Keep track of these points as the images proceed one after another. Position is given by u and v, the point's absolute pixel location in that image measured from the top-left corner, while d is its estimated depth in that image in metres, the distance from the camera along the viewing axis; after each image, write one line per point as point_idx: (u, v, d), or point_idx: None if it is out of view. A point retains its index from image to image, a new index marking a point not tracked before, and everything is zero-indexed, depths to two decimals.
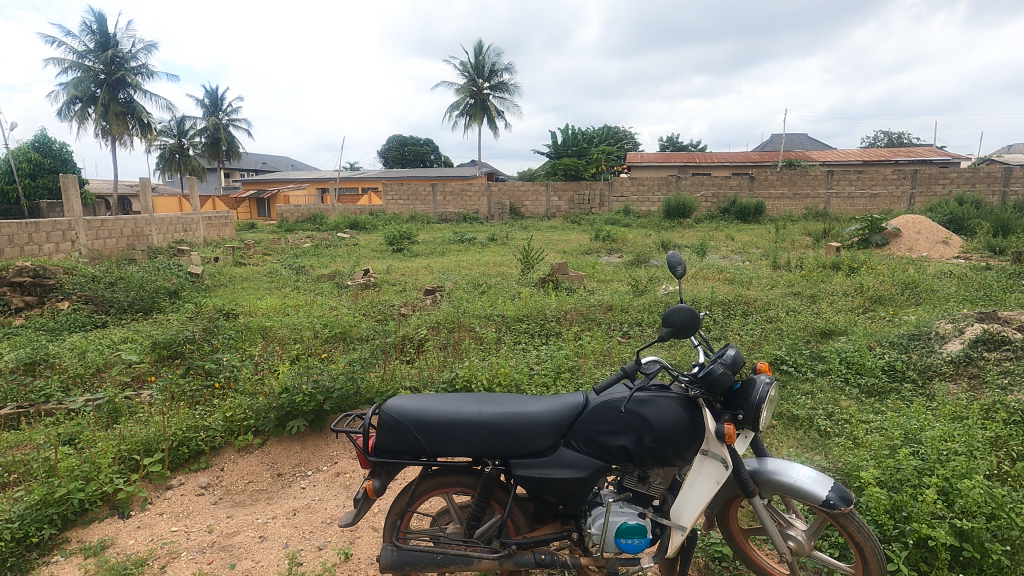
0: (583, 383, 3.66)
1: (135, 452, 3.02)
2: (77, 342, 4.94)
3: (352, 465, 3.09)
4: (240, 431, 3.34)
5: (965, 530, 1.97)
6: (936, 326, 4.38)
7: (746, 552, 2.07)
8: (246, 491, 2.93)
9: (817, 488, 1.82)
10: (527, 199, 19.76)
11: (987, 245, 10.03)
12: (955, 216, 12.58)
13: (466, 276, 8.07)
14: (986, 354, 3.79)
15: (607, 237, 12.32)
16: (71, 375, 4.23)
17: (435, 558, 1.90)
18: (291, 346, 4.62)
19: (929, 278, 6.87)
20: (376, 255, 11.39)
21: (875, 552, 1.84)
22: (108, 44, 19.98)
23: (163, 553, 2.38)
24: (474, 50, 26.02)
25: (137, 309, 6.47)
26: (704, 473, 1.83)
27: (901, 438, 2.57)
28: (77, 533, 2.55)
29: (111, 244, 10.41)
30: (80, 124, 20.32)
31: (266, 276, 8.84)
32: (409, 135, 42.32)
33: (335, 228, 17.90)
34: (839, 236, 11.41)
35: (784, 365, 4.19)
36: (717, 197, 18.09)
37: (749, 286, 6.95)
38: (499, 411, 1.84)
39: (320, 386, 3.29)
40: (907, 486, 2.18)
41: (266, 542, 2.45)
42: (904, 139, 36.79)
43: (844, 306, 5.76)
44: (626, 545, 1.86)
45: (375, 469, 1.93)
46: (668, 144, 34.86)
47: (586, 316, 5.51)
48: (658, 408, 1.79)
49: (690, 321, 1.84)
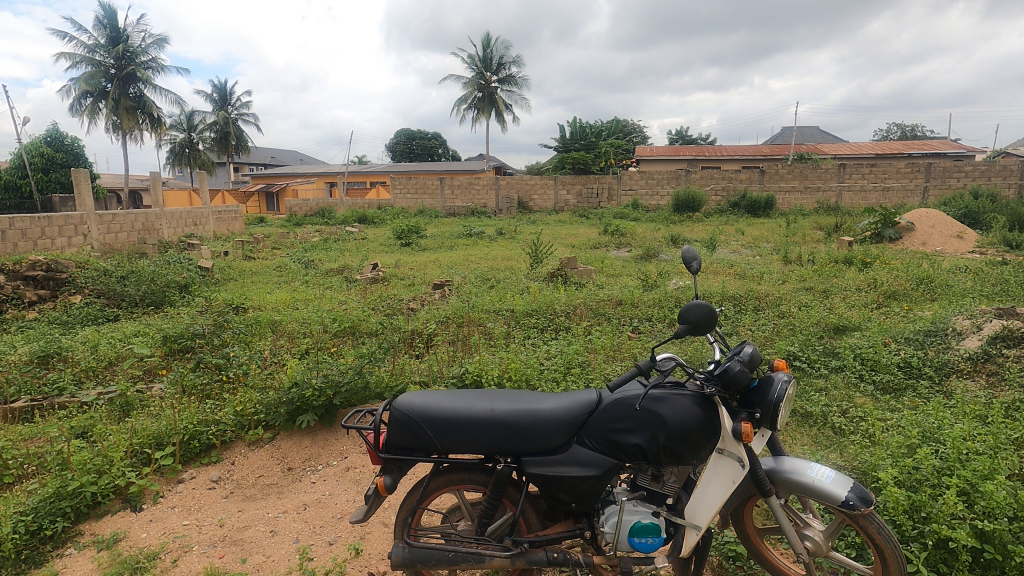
0: (593, 379, 3.63)
1: (146, 445, 3.05)
2: (90, 336, 4.98)
3: (362, 460, 3.08)
4: (250, 425, 3.35)
5: (987, 531, 1.93)
6: (954, 322, 4.31)
7: (760, 552, 2.04)
8: (256, 485, 2.93)
9: (836, 488, 1.79)
10: (535, 193, 19.67)
11: (1004, 240, 9.84)
12: (970, 211, 12.40)
13: (475, 270, 8.07)
14: (1005, 351, 3.71)
15: (616, 231, 12.22)
16: (83, 368, 4.26)
17: (446, 556, 1.88)
18: (300, 342, 4.63)
19: (944, 273, 6.76)
20: (385, 249, 11.41)
21: (896, 554, 1.79)
22: (118, 39, 20.01)
23: (175, 547, 2.38)
24: (481, 42, 25.83)
25: (148, 303, 6.52)
26: (719, 473, 1.81)
27: (920, 437, 2.53)
28: (90, 526, 2.56)
29: (122, 239, 10.50)
30: (91, 119, 20.44)
31: (275, 270, 8.90)
32: (417, 130, 42.40)
33: (344, 223, 17.90)
34: (851, 231, 11.25)
35: (797, 362, 4.13)
36: (726, 190, 17.95)
37: (760, 281, 6.89)
38: (511, 408, 1.82)
39: (329, 382, 3.30)
40: (927, 486, 2.14)
41: (277, 537, 2.45)
42: (917, 132, 36.36)
43: (858, 301, 5.68)
44: (640, 544, 1.83)
45: (385, 465, 1.91)
46: (677, 138, 34.68)
47: (595, 311, 5.46)
48: (672, 406, 1.76)
49: (707, 318, 1.80)
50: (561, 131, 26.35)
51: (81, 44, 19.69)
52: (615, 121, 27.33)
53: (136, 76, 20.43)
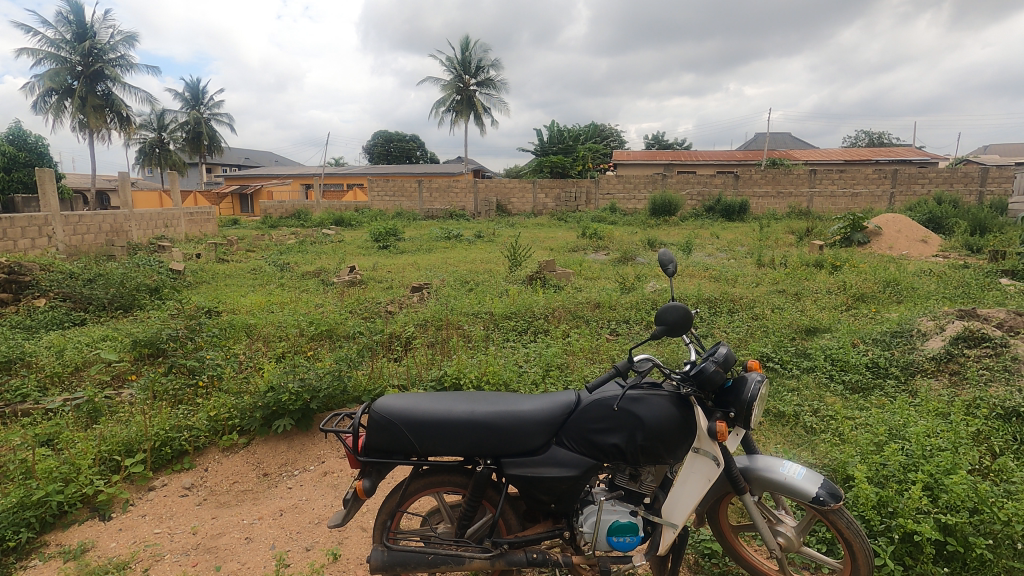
0: (572, 380, 3.68)
1: (116, 452, 2.96)
2: (54, 341, 4.82)
3: (340, 464, 3.05)
4: (224, 431, 3.30)
5: (949, 524, 2.01)
6: (918, 323, 4.46)
7: (735, 549, 2.09)
8: (231, 492, 2.88)
9: (807, 484, 1.83)
10: (514, 196, 19.74)
11: (965, 244, 10.20)
12: (934, 215, 12.83)
13: (454, 273, 8.06)
14: (967, 351, 3.84)
15: (594, 234, 12.35)
16: (48, 374, 4.13)
17: (425, 558, 1.88)
18: (276, 345, 4.56)
19: (909, 276, 6.98)
20: (363, 252, 11.31)
21: (863, 547, 1.85)
22: (85, 35, 19.43)
23: (146, 556, 2.33)
24: (460, 45, 25.86)
25: (117, 306, 6.35)
26: (695, 471, 1.84)
27: (886, 434, 2.63)
28: (56, 536, 2.48)
29: (89, 241, 10.21)
30: (56, 117, 19.79)
31: (249, 273, 8.75)
32: (395, 133, 42.17)
33: (320, 225, 17.74)
34: (822, 235, 11.58)
35: (770, 362, 4.23)
36: (702, 194, 18.25)
37: (735, 284, 7.03)
38: (491, 410, 1.83)
39: (307, 385, 3.25)
40: (893, 482, 2.21)
41: (253, 544, 2.41)
42: (884, 140, 37.52)
43: (828, 303, 5.85)
44: (618, 543, 1.85)
45: (364, 468, 1.90)
46: (653, 142, 35.19)
47: (573, 314, 5.52)
48: (650, 406, 1.79)
49: (682, 319, 1.83)
50: (539, 135, 26.49)
51: (45, 40, 19.06)
52: (593, 125, 27.59)
53: (103, 73, 19.88)
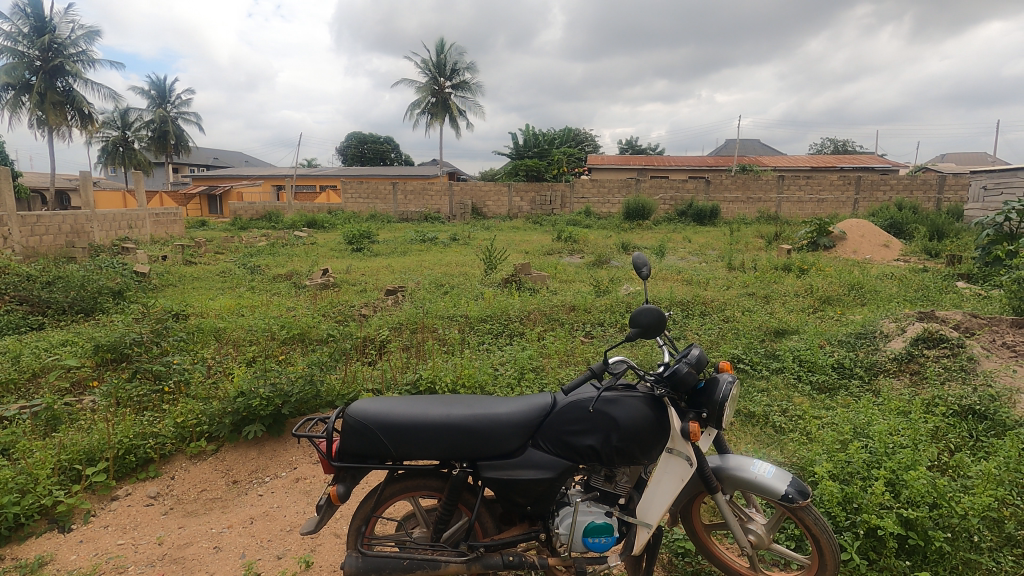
0: (547, 384, 3.69)
1: (76, 461, 2.86)
2: (10, 346, 4.62)
3: (312, 470, 3.00)
4: (192, 438, 3.21)
5: (910, 519, 2.07)
6: (881, 325, 4.61)
7: (707, 548, 2.13)
8: (198, 500, 2.80)
9: (776, 482, 1.88)
10: (489, 199, 19.80)
11: (924, 248, 10.57)
12: (896, 221, 13.32)
13: (429, 275, 8.03)
14: (926, 351, 3.98)
15: (569, 238, 12.44)
16: (2, 381, 3.95)
17: (401, 563, 1.87)
18: (246, 349, 4.46)
19: (872, 279, 7.22)
20: (336, 254, 11.16)
21: (830, 543, 1.90)
22: (44, 29, 18.75)
23: (109, 569, 2.25)
24: (435, 48, 25.79)
25: (77, 310, 6.14)
26: (669, 471, 1.87)
27: (851, 432, 2.71)
28: (11, 550, 2.38)
29: (48, 242, 9.85)
30: (13, 113, 19.05)
31: (218, 275, 8.55)
32: (370, 134, 41.81)
33: (292, 227, 17.47)
34: (790, 239, 11.89)
35: (741, 364, 4.32)
36: (674, 199, 18.56)
37: (706, 287, 7.17)
38: (466, 413, 1.83)
39: (278, 390, 3.20)
40: (857, 478, 2.29)
41: (221, 553, 2.35)
42: (848, 147, 38.89)
43: (796, 305, 6.00)
44: (593, 544, 1.86)
45: (338, 474, 1.87)
46: (626, 147, 35.62)
47: (548, 317, 5.54)
48: (625, 408, 1.81)
49: (656, 322, 1.86)
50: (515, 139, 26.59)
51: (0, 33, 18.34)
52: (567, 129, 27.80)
53: (63, 69, 19.24)
